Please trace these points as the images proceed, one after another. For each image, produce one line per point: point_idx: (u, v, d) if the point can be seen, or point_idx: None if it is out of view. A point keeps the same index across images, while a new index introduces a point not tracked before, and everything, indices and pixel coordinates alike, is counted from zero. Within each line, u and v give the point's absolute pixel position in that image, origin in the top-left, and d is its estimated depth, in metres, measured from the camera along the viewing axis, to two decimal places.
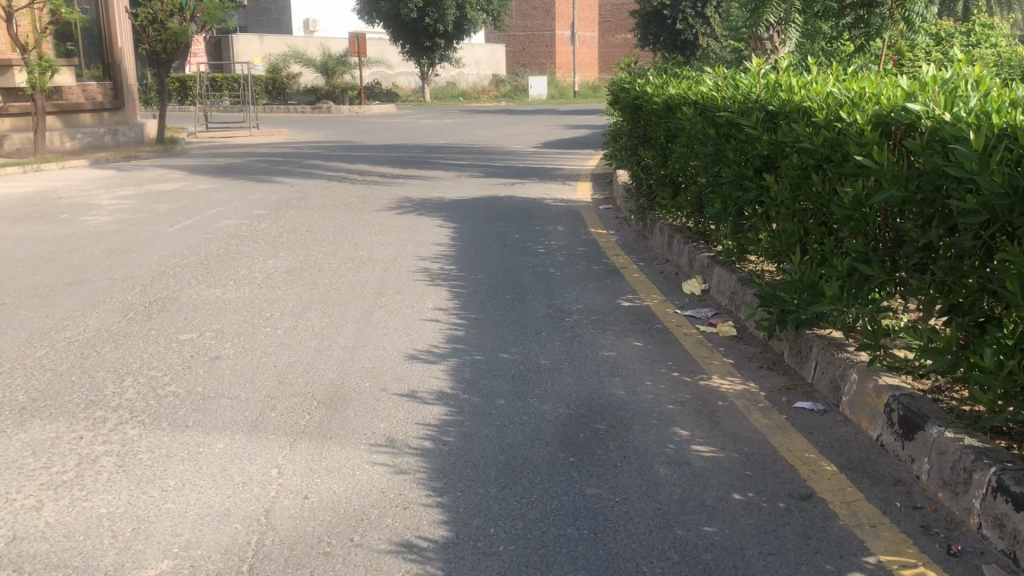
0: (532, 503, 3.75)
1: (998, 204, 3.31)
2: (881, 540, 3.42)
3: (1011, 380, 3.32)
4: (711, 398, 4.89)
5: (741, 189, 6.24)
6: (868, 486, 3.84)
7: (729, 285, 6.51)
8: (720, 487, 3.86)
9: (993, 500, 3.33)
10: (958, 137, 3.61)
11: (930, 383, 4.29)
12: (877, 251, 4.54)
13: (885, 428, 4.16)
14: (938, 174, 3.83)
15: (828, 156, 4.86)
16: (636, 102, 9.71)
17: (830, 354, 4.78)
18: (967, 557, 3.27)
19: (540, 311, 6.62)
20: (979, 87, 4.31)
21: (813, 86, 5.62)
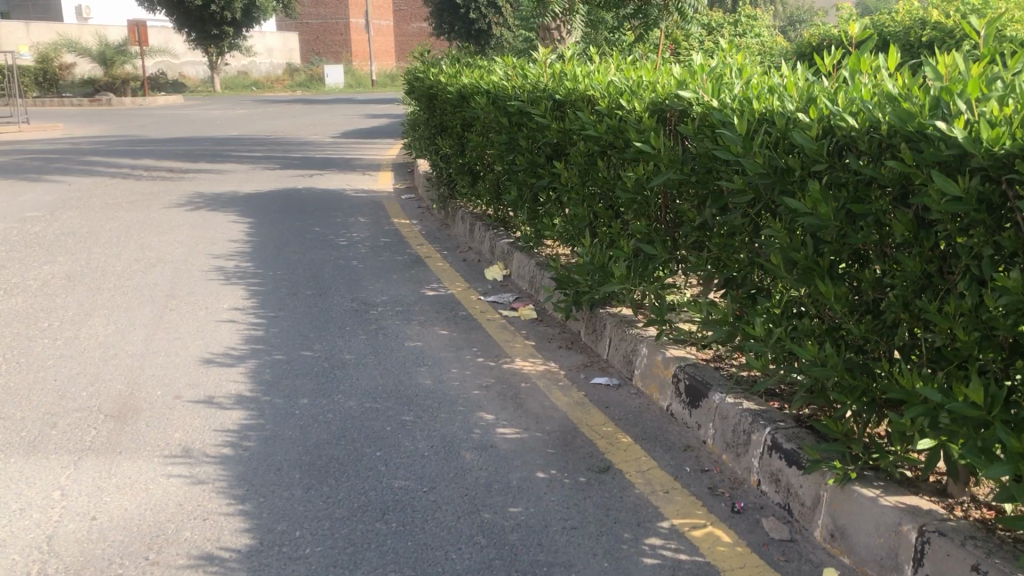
0: (339, 502, 3.69)
1: (762, 183, 3.60)
2: (673, 504, 3.63)
3: (779, 347, 3.60)
4: (514, 380, 5.00)
5: (535, 176, 6.42)
6: (660, 454, 4.07)
7: (529, 270, 6.67)
8: (525, 467, 3.96)
9: (769, 458, 3.60)
10: (724, 122, 3.87)
11: (712, 353, 4.59)
12: (659, 232, 4.81)
13: (674, 398, 4.41)
14: (709, 157, 4.11)
15: (612, 142, 5.08)
16: (430, 91, 9.71)
17: (622, 331, 5.01)
18: (748, 513, 3.53)
19: (342, 305, 6.52)
20: (742, 75, 4.60)
21: (596, 74, 5.82)
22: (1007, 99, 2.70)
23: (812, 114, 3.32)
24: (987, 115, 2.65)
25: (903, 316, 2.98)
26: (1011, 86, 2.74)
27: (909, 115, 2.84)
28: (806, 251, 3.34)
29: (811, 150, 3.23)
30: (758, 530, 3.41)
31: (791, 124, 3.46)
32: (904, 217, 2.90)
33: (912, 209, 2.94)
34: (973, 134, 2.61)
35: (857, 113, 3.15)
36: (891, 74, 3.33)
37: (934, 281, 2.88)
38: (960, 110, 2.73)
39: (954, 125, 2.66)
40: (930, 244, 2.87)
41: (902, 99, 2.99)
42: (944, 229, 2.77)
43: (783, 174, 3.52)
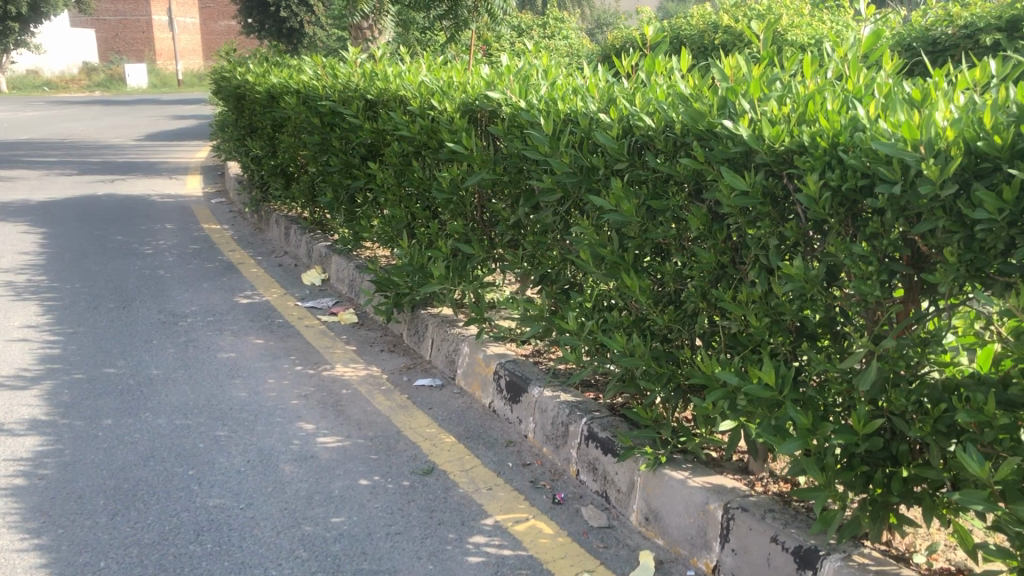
0: (148, 527, 3.49)
1: (570, 182, 3.71)
2: (496, 501, 3.66)
3: (591, 339, 3.71)
4: (334, 387, 4.89)
5: (350, 177, 6.32)
6: (483, 451, 4.10)
7: (347, 273, 6.56)
8: (346, 475, 3.89)
9: (586, 448, 3.70)
10: (532, 122, 3.95)
11: (531, 348, 4.67)
12: (475, 231, 4.84)
13: (495, 395, 4.46)
14: (519, 157, 4.19)
15: (425, 143, 5.08)
16: (238, 91, 9.35)
17: (443, 331, 5.02)
18: (568, 503, 3.62)
19: (149, 317, 6.17)
20: (548, 75, 4.70)
21: (407, 74, 5.79)
22: (785, 99, 2.88)
23: (613, 114, 3.43)
24: (768, 113, 2.82)
25: (702, 305, 3.14)
26: (787, 86, 2.93)
27: (700, 114, 2.98)
28: (613, 247, 3.47)
29: (612, 149, 3.36)
30: (578, 519, 3.50)
31: (594, 123, 3.57)
32: (699, 212, 3.05)
33: (706, 204, 3.10)
34: (756, 132, 2.77)
35: (653, 113, 3.28)
36: (682, 76, 3.49)
37: (728, 271, 3.05)
38: (744, 109, 2.89)
39: (739, 124, 2.81)
40: (723, 236, 3.04)
41: (694, 99, 3.14)
42: (734, 222, 2.94)
43: (589, 172, 3.64)
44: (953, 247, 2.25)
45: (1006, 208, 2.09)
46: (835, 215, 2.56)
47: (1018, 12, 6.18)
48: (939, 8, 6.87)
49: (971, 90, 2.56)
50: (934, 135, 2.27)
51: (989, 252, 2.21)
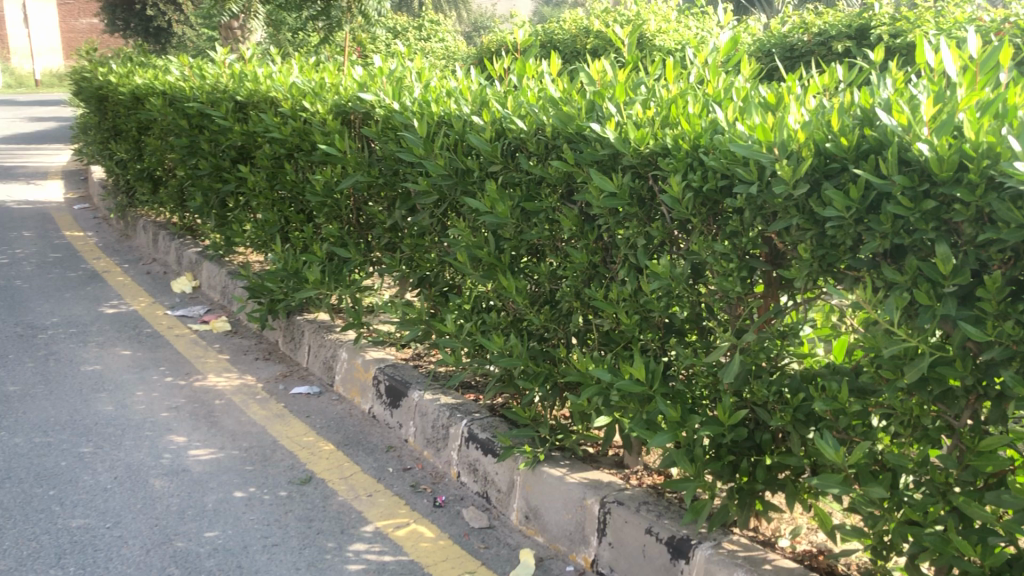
0: (5, 552, 3.29)
1: (445, 184, 3.71)
2: (377, 507, 3.62)
3: (470, 340, 3.71)
4: (206, 399, 4.73)
5: (220, 181, 6.13)
6: (363, 457, 4.05)
7: (220, 280, 6.37)
8: (221, 488, 3.77)
9: (466, 449, 3.71)
10: (406, 124, 3.93)
11: (410, 351, 4.64)
12: (351, 235, 4.78)
13: (375, 400, 4.41)
14: (394, 160, 4.17)
15: (298, 145, 4.99)
16: (99, 91, 8.94)
17: (320, 337, 4.93)
18: (449, 506, 3.62)
19: (4, 331, 5.83)
20: (422, 78, 4.69)
21: (278, 75, 5.66)
22: (650, 102, 2.97)
23: (485, 116, 3.45)
24: (634, 117, 2.90)
25: (577, 304, 3.19)
26: (651, 90, 3.02)
27: (569, 117, 3.04)
28: (489, 249, 3.49)
29: (486, 151, 3.38)
30: (459, 520, 3.51)
31: (467, 126, 3.58)
32: (571, 212, 3.10)
33: (577, 205, 3.15)
34: (623, 134, 2.84)
35: (525, 116, 3.32)
36: (552, 79, 3.54)
37: (599, 271, 3.11)
38: (611, 112, 2.96)
39: (607, 127, 2.87)
40: (594, 236, 3.10)
41: (563, 102, 3.19)
42: (604, 222, 3.00)
43: (464, 175, 3.66)
44: (805, 244, 2.36)
45: (853, 206, 2.21)
46: (698, 215, 2.65)
47: (866, 21, 6.52)
48: (795, 16, 7.18)
49: (819, 94, 2.69)
50: (786, 137, 2.38)
51: (839, 248, 2.32)
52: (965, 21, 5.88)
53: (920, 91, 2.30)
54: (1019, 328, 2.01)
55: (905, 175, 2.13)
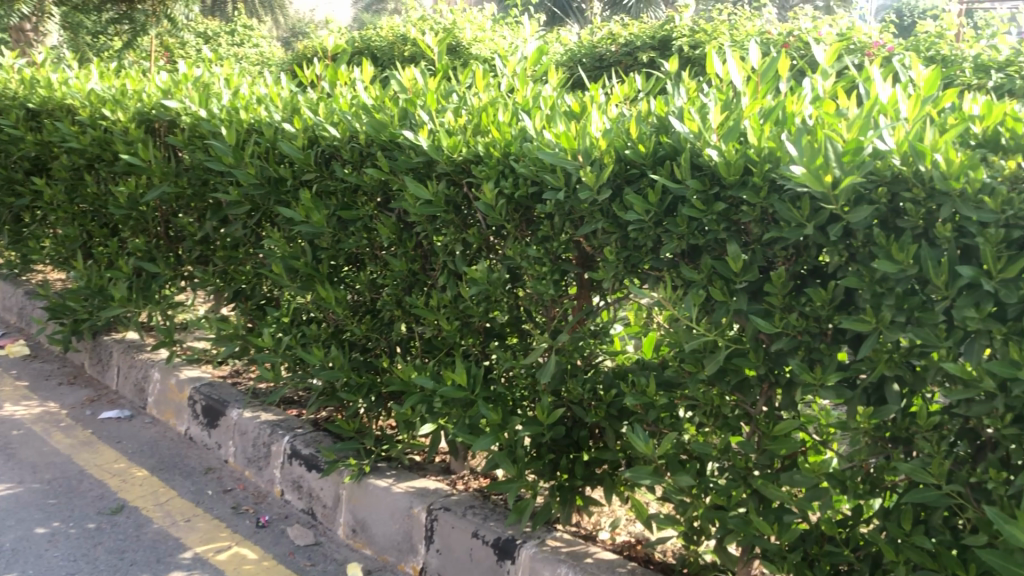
0: None
1: (257, 194, 3.61)
2: (195, 532, 3.47)
3: (290, 354, 3.62)
4: (2, 429, 4.38)
5: (12, 194, 5.70)
6: (179, 482, 3.87)
7: (16, 301, 5.91)
8: (20, 525, 3.49)
9: (290, 466, 3.62)
10: (214, 133, 3.79)
11: (228, 368, 4.48)
12: (160, 248, 4.55)
13: (191, 421, 4.22)
14: (204, 169, 4.02)
15: (98, 155, 4.70)
16: None
17: (131, 358, 4.68)
18: (273, 525, 3.51)
19: None
20: (230, 84, 4.53)
21: (74, 81, 5.32)
22: (461, 110, 3.00)
23: (297, 124, 3.37)
24: (446, 125, 2.92)
25: (397, 313, 3.18)
26: (462, 98, 3.05)
27: (382, 125, 3.03)
28: (306, 259, 3.42)
29: (298, 160, 3.31)
30: (283, 539, 3.41)
31: (278, 134, 3.50)
32: (388, 220, 3.08)
33: (394, 213, 3.14)
34: (435, 142, 2.85)
35: (337, 123, 3.27)
36: (364, 87, 3.51)
37: (419, 278, 3.11)
38: (423, 120, 2.97)
39: (419, 134, 2.88)
40: (412, 244, 3.09)
41: (376, 110, 3.17)
42: (421, 229, 3.00)
43: (277, 184, 3.57)
44: (611, 247, 2.45)
45: (652, 210, 2.32)
46: (511, 220, 2.70)
47: (668, 32, 6.84)
48: (603, 27, 7.44)
49: (621, 102, 2.80)
50: (589, 145, 2.46)
51: (641, 250, 2.43)
52: (756, 33, 6.28)
53: (710, 99, 2.44)
54: (803, 319, 2.17)
55: (698, 179, 2.26)
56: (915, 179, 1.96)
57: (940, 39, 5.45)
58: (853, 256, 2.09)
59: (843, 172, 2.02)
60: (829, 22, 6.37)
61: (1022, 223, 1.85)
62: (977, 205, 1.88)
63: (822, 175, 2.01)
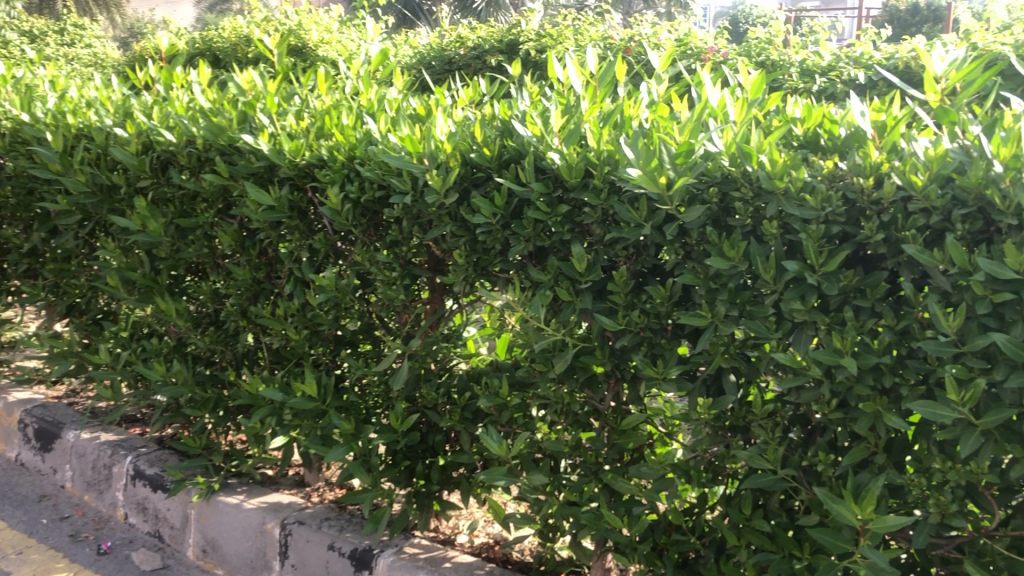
0: None
1: (88, 203, 3.42)
2: (28, 564, 3.24)
3: (129, 370, 3.44)
4: None
5: None
6: (10, 512, 3.61)
7: None
8: None
9: (133, 488, 3.44)
10: (39, 138, 3.55)
11: (63, 388, 4.22)
12: None
13: (23, 446, 3.95)
14: (29, 177, 3.77)
15: None
16: None
17: None
18: (116, 551, 3.33)
19: None
20: (56, 87, 4.27)
21: None
22: (303, 113, 2.93)
23: (129, 128, 3.21)
24: (288, 128, 2.84)
25: (243, 323, 3.07)
26: (304, 101, 2.98)
27: (220, 129, 2.92)
28: (144, 271, 3.26)
29: (132, 165, 3.15)
30: (127, 565, 3.24)
31: (110, 139, 3.32)
32: (230, 228, 2.98)
33: (236, 220, 3.03)
34: (277, 146, 2.77)
35: (173, 127, 3.13)
36: (201, 89, 3.39)
37: (265, 287, 3.02)
38: (264, 123, 2.88)
39: (260, 138, 2.79)
40: (256, 251, 3.00)
41: (214, 113, 3.05)
42: (265, 237, 2.91)
43: (110, 192, 3.40)
44: (459, 250, 2.44)
45: (499, 212, 2.33)
46: (358, 225, 2.66)
47: (515, 36, 6.92)
48: (452, 30, 7.45)
49: (467, 105, 2.81)
50: (434, 148, 2.45)
51: (490, 253, 2.43)
52: (600, 38, 6.43)
53: (551, 102, 2.48)
54: (645, 316, 2.23)
55: (541, 182, 2.28)
56: (744, 179, 2.05)
57: (769, 45, 5.74)
58: (690, 254, 2.16)
59: (677, 173, 2.09)
60: (669, 28, 6.60)
61: (840, 219, 1.96)
62: (799, 203, 1.98)
63: (657, 177, 2.07)
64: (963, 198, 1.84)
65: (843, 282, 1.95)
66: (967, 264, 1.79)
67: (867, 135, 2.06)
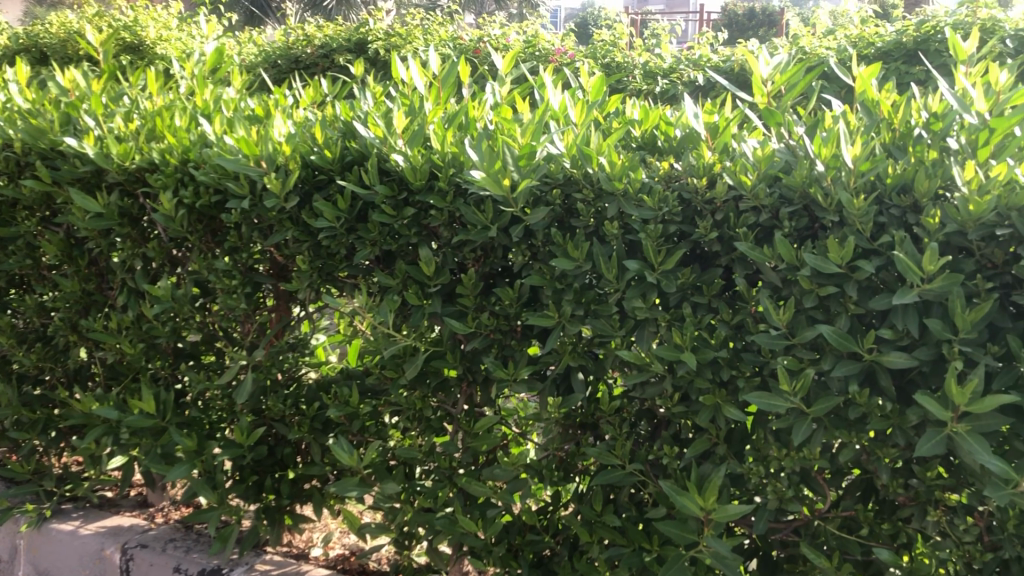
0: None
1: None
2: None
3: None
4: None
5: None
6: None
7: None
8: None
9: None
10: None
11: None
12: None
13: None
14: None
15: None
16: None
17: None
18: None
19: None
20: None
21: None
22: (133, 115, 2.77)
23: None
24: (115, 130, 2.68)
25: (72, 338, 2.88)
26: (134, 102, 2.83)
27: (40, 131, 2.72)
28: None
29: None
30: None
31: None
32: (55, 237, 2.79)
33: (61, 228, 2.84)
34: (104, 149, 2.61)
35: None
36: (18, 88, 3.15)
37: (96, 299, 2.84)
38: (89, 125, 2.71)
39: (84, 141, 2.61)
40: (85, 261, 2.82)
41: (33, 113, 2.85)
42: (94, 245, 2.74)
43: None
44: (302, 256, 2.37)
45: (342, 216, 2.27)
46: (195, 232, 2.54)
47: (363, 35, 6.82)
48: (298, 28, 7.27)
49: (309, 105, 2.73)
50: (272, 150, 2.35)
51: (334, 258, 2.37)
52: (448, 39, 6.42)
53: (394, 103, 2.44)
54: (494, 318, 2.23)
55: (385, 185, 2.24)
56: (585, 181, 2.08)
57: (613, 47, 5.88)
58: (536, 256, 2.17)
59: (520, 175, 2.10)
60: (516, 29, 6.67)
61: (676, 219, 2.02)
62: (637, 203, 2.03)
63: (501, 179, 2.07)
64: (789, 197, 1.93)
65: (682, 280, 2.01)
66: (794, 260, 1.87)
67: (701, 136, 2.14)
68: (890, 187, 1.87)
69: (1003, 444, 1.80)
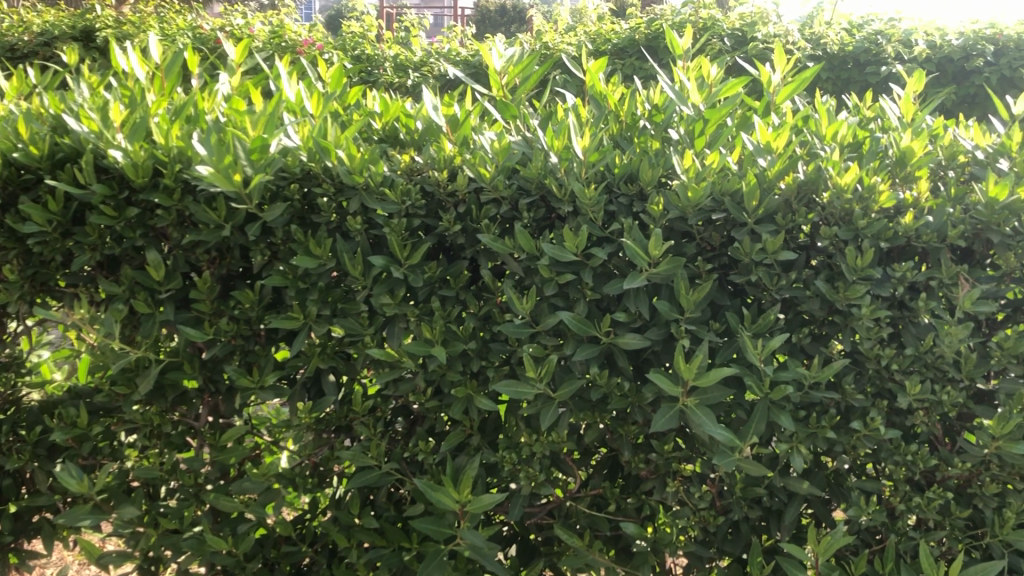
0: None
1: None
2: None
3: None
4: None
5: None
6: None
7: None
8: None
9: None
10: None
11: None
12: None
13: None
14: None
15: None
16: None
17: None
18: None
19: None
20: None
21: None
22: None
23: None
24: None
25: None
26: None
27: None
28: None
29: None
30: None
31: None
32: None
33: None
34: None
35: None
36: None
37: None
38: None
39: None
40: None
41: None
42: None
43: None
44: (10, 266, 2.12)
45: (55, 219, 2.06)
46: None
47: (90, 22, 6.34)
48: (13, 13, 6.64)
49: (15, 98, 2.46)
50: None
51: (50, 266, 2.16)
52: (186, 28, 6.10)
53: (112, 95, 2.24)
54: (234, 323, 2.10)
55: (104, 183, 2.05)
56: (325, 175, 2.01)
57: (363, 39, 5.81)
58: (276, 255, 2.07)
59: (253, 170, 1.99)
60: (260, 20, 6.44)
61: (420, 212, 2.00)
62: (379, 197, 1.99)
63: (232, 175, 1.94)
64: (527, 188, 1.97)
65: (428, 274, 1.99)
66: (534, 249, 1.91)
67: (441, 129, 2.14)
68: (617, 176, 1.97)
69: (728, 413, 1.93)
